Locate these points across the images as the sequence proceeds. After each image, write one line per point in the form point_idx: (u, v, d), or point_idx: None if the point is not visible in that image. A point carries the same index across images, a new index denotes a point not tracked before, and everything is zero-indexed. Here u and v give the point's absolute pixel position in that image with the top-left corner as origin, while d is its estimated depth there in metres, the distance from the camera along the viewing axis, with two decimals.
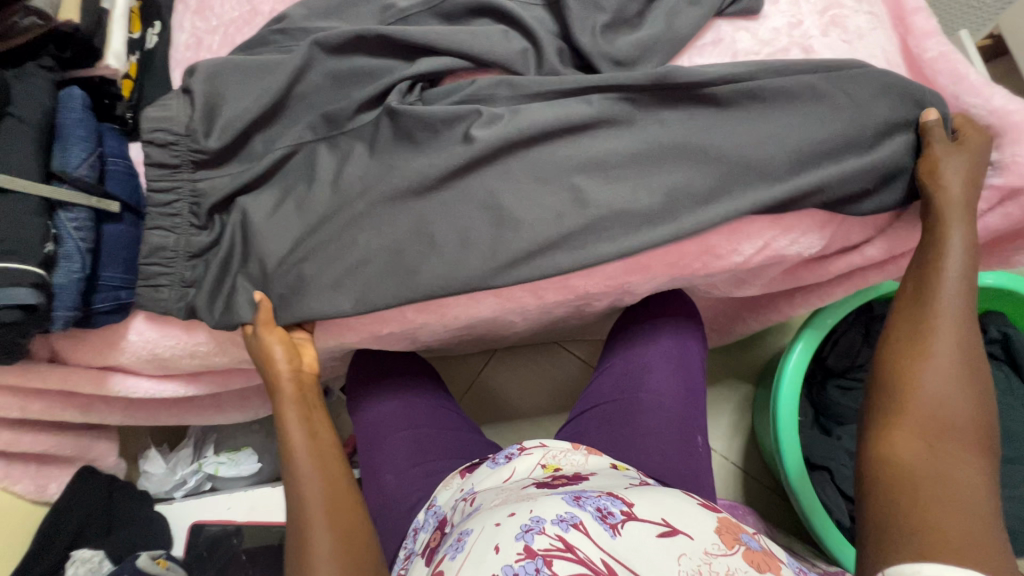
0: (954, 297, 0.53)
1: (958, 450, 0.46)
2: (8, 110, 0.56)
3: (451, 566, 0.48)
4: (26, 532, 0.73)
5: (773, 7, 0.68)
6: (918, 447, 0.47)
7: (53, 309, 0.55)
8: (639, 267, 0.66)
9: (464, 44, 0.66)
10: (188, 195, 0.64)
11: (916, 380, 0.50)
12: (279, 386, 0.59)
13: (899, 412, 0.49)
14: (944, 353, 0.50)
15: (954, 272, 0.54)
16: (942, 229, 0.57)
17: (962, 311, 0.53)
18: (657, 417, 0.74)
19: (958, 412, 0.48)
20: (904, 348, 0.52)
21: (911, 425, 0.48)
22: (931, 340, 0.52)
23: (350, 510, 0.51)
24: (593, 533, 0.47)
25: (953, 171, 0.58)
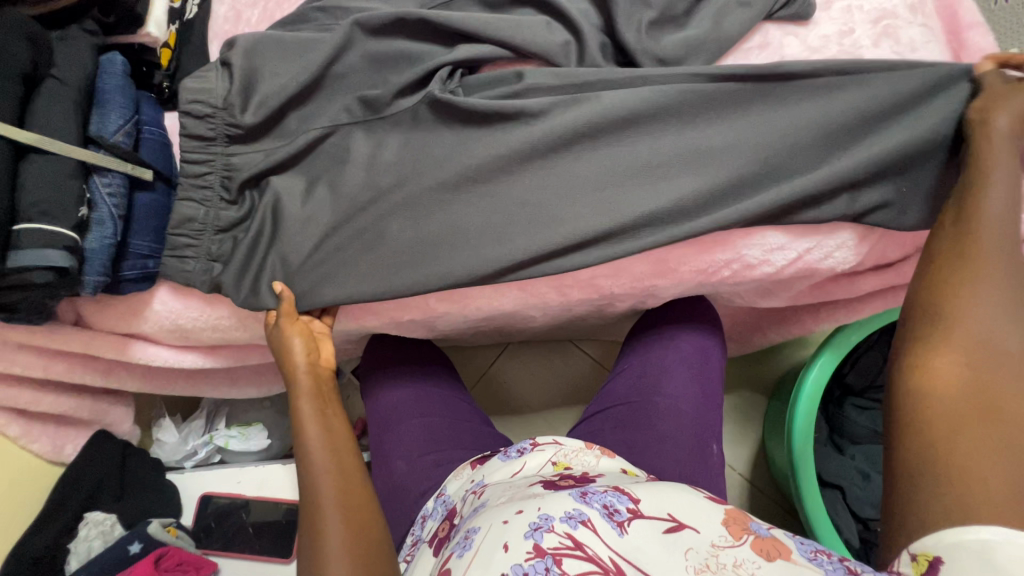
0: (1004, 219, 0.50)
1: (1012, 375, 0.42)
2: (50, 72, 0.56)
3: (460, 564, 0.47)
4: (43, 490, 0.75)
5: (824, 14, 0.66)
6: (961, 362, 0.44)
7: (83, 274, 0.55)
8: (667, 270, 0.65)
9: (506, 32, 0.65)
10: (221, 168, 0.64)
11: (962, 304, 0.46)
12: (295, 378, 0.59)
13: (940, 327, 0.46)
14: (993, 271, 0.47)
15: (999, 197, 0.51)
16: (989, 158, 0.54)
17: (1010, 229, 0.49)
18: (672, 422, 0.73)
19: (1011, 333, 0.44)
20: (948, 273, 0.49)
21: (957, 339, 0.45)
22: (977, 259, 0.48)
23: (362, 505, 0.50)
24: (601, 531, 0.46)
25: (1003, 109, 0.55)
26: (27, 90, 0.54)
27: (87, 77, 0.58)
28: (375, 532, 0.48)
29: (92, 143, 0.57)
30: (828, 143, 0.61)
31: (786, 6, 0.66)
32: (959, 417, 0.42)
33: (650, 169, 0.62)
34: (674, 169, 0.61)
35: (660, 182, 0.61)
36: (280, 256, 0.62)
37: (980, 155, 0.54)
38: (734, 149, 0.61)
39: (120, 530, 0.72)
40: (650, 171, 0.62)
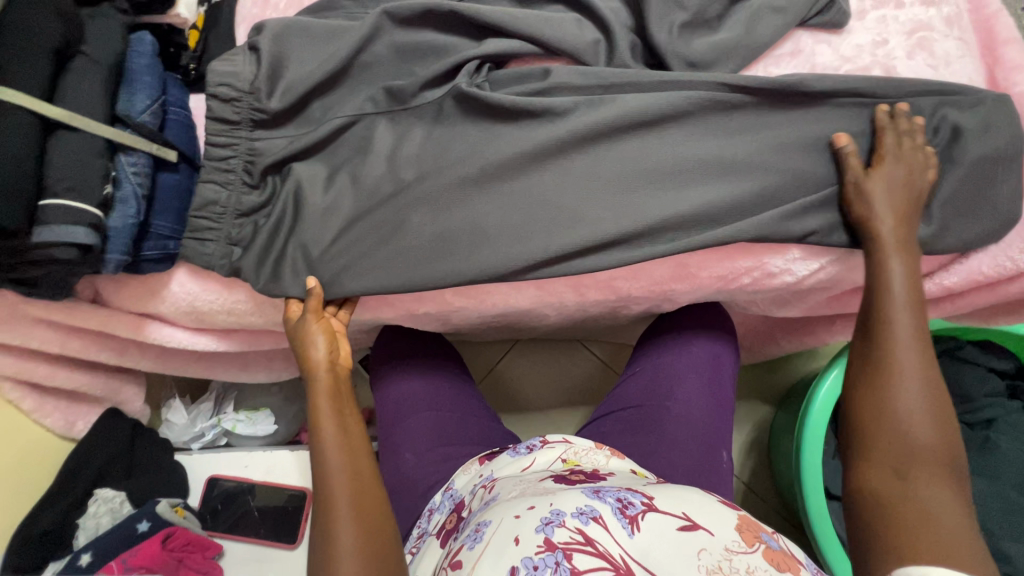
0: (907, 325, 0.54)
1: (925, 477, 0.45)
2: (80, 48, 0.55)
3: (470, 556, 0.48)
4: (53, 464, 0.75)
5: (858, 23, 0.65)
6: (888, 477, 0.46)
7: (106, 252, 0.55)
8: (685, 275, 0.65)
9: (536, 28, 0.64)
10: (245, 153, 0.64)
11: (881, 415, 0.49)
12: (314, 375, 0.58)
13: (866, 440, 0.49)
14: (897, 373, 0.51)
15: (899, 298, 0.55)
16: (885, 258, 0.57)
17: (911, 330, 0.53)
18: (684, 426, 0.73)
19: (920, 437, 0.47)
20: (860, 381, 0.53)
21: (879, 456, 0.48)
22: (889, 367, 0.52)
23: (373, 506, 0.49)
24: (612, 528, 0.46)
25: (878, 196, 0.58)
26: (57, 66, 0.53)
27: (118, 55, 0.57)
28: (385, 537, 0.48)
29: (119, 122, 0.57)
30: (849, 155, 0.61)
31: (821, 14, 0.65)
32: (896, 527, 0.42)
33: (677, 171, 0.61)
34: (700, 173, 0.61)
35: (685, 187, 0.61)
36: (300, 244, 0.62)
37: (875, 254, 0.58)
38: (761, 158, 0.61)
39: (128, 509, 0.72)
40: (677, 174, 0.61)
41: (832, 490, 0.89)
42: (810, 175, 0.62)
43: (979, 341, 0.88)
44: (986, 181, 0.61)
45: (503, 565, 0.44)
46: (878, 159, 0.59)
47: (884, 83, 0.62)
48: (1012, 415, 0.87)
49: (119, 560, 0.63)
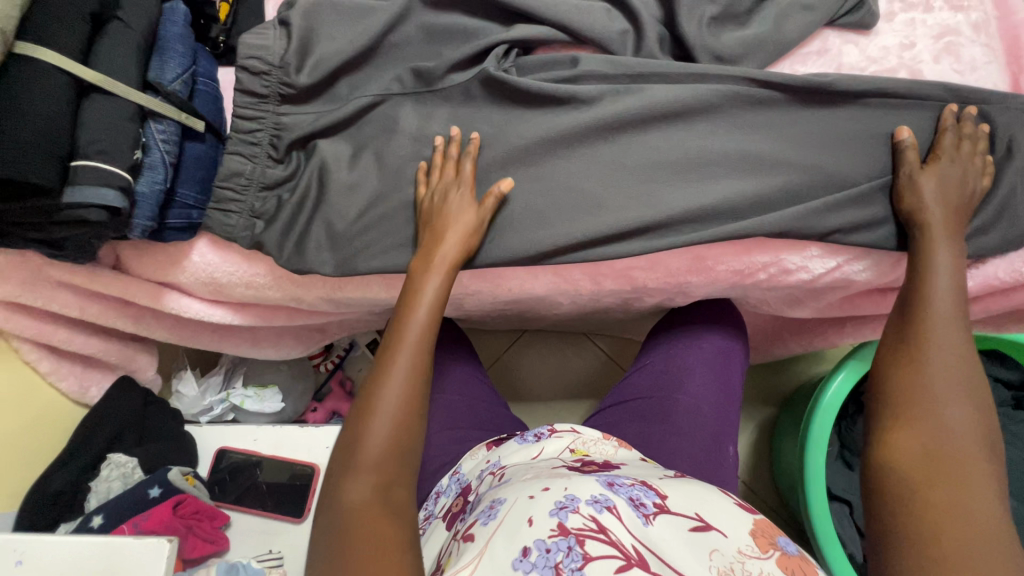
0: (948, 313, 0.55)
1: (962, 459, 0.46)
2: (116, 14, 0.55)
3: (484, 531, 0.48)
4: (66, 428, 0.75)
5: (885, 25, 0.66)
6: (918, 452, 0.48)
7: (133, 216, 0.55)
8: (703, 268, 0.65)
9: (565, 16, 0.65)
10: (271, 127, 0.64)
11: (917, 397, 0.51)
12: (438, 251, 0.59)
13: (897, 417, 0.51)
14: (936, 358, 0.53)
15: (942, 285, 0.57)
16: (931, 244, 0.58)
17: (954, 319, 0.55)
18: (692, 419, 0.74)
19: (956, 420, 0.49)
20: (899, 361, 0.55)
21: (913, 431, 0.49)
22: (925, 357, 0.53)
23: (418, 406, 0.51)
24: (625, 518, 0.46)
25: (930, 187, 0.59)
26: (93, 30, 0.54)
27: (152, 23, 0.58)
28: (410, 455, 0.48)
29: (150, 89, 0.57)
30: (867, 159, 0.63)
31: (849, 14, 0.65)
32: (921, 500, 0.45)
33: (696, 165, 0.63)
34: (720, 168, 0.63)
35: (704, 182, 0.63)
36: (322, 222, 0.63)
37: (923, 242, 0.59)
38: (782, 155, 0.62)
39: (140, 475, 0.71)
40: (694, 168, 0.63)
41: (835, 493, 0.90)
42: (830, 174, 0.62)
43: (989, 351, 0.89)
44: (1002, 188, 0.62)
45: (516, 544, 0.45)
46: (936, 156, 0.60)
47: (906, 87, 0.62)
48: (1017, 426, 0.87)
49: (131, 524, 0.64)
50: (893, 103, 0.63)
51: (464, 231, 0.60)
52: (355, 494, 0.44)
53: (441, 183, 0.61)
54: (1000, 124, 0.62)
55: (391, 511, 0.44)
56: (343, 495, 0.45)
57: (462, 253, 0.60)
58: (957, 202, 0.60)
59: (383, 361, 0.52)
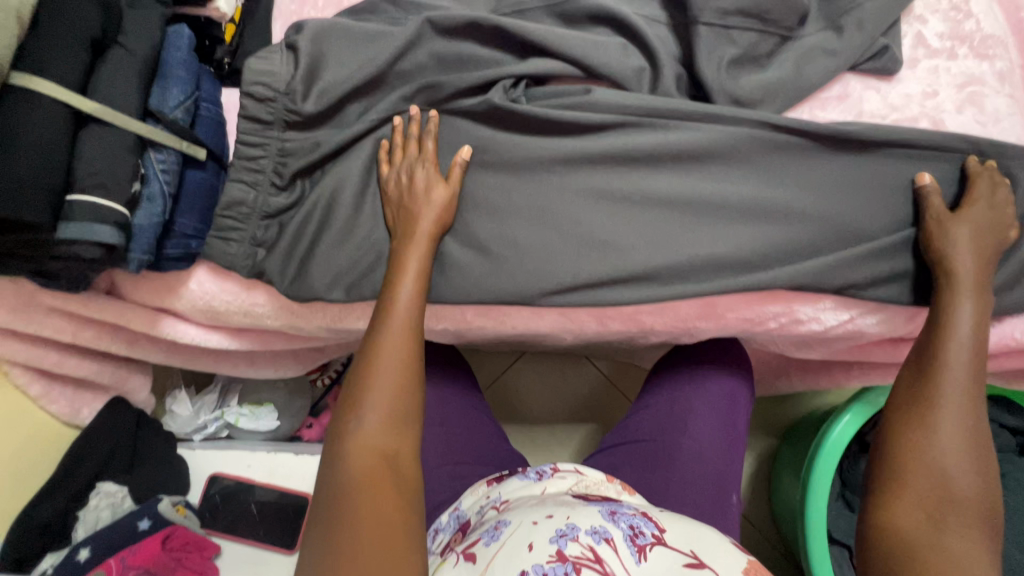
0: (963, 371, 0.55)
1: (958, 524, 0.49)
2: (118, 39, 0.53)
3: (485, 553, 0.50)
4: (56, 451, 0.74)
5: (908, 71, 0.64)
6: (918, 518, 0.50)
7: (128, 250, 0.54)
8: (714, 316, 0.64)
9: (581, 51, 0.63)
10: (275, 153, 0.62)
11: (922, 456, 0.52)
12: (417, 216, 0.60)
13: (901, 478, 0.53)
14: (946, 420, 0.53)
15: (963, 339, 0.56)
16: (954, 295, 0.57)
17: (968, 379, 0.55)
18: (696, 466, 0.73)
19: (956, 484, 0.51)
20: (911, 418, 0.55)
21: (913, 492, 0.51)
22: (937, 418, 0.53)
23: (408, 376, 0.54)
24: (622, 552, 0.47)
25: (960, 237, 0.57)
26: (93, 56, 0.52)
27: (155, 48, 0.55)
28: (409, 426, 0.53)
29: (151, 117, 0.55)
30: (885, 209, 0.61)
31: (872, 60, 0.63)
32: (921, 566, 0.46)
33: (708, 209, 0.61)
34: (733, 214, 0.61)
35: (717, 228, 0.61)
36: (324, 254, 0.62)
37: (947, 293, 0.57)
38: (799, 203, 0.61)
39: (129, 504, 0.71)
40: (707, 213, 0.62)
41: (836, 535, 0.88)
42: (846, 225, 0.61)
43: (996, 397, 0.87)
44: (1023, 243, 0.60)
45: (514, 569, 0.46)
46: (970, 203, 0.59)
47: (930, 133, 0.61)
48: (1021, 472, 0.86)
49: (119, 559, 0.63)
50: (915, 154, 0.61)
51: (437, 207, 0.61)
52: (358, 463, 0.49)
53: (404, 161, 0.62)
54: (1021, 179, 0.61)
55: (394, 478, 0.49)
56: (346, 465, 0.49)
57: (440, 227, 0.61)
58: (985, 252, 0.58)
59: (374, 340, 0.56)
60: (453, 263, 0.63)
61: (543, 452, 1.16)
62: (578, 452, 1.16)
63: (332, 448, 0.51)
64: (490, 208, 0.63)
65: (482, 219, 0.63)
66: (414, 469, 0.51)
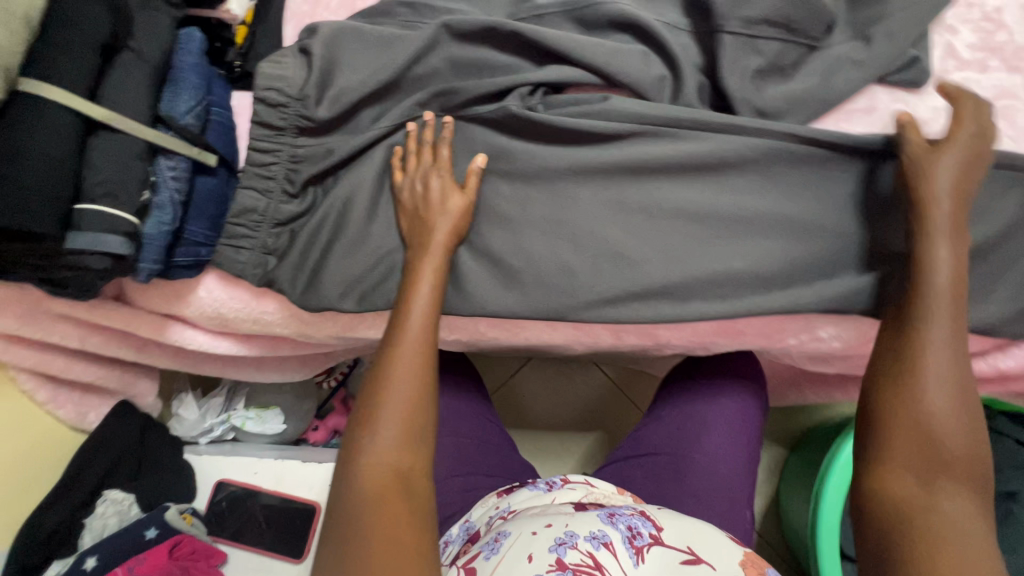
0: (945, 317, 0.50)
1: (951, 487, 0.45)
2: (127, 43, 0.52)
3: (486, 566, 0.50)
4: (62, 456, 0.73)
5: (937, 84, 0.62)
6: (911, 484, 0.46)
7: (138, 260, 0.53)
8: (732, 331, 0.64)
9: (601, 58, 0.61)
10: (287, 160, 0.61)
11: (907, 416, 0.48)
12: (431, 225, 0.59)
13: (889, 446, 0.48)
14: (932, 374, 0.49)
15: (943, 283, 0.51)
16: (931, 239, 0.52)
17: (953, 326, 0.50)
18: (709, 482, 0.72)
19: (949, 443, 0.47)
20: (894, 378, 0.50)
21: (907, 458, 0.47)
22: (920, 374, 0.49)
23: (422, 394, 0.53)
24: (620, 556, 0.48)
25: (942, 175, 0.52)
26: (102, 61, 0.50)
27: (165, 52, 0.54)
28: (422, 442, 0.52)
29: (161, 123, 0.54)
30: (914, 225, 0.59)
31: (900, 72, 0.62)
32: (922, 545, 0.43)
33: (729, 223, 0.60)
34: (753, 228, 0.60)
35: (737, 242, 0.60)
36: (336, 264, 0.61)
37: (923, 237, 0.52)
38: (821, 219, 0.59)
39: (136, 512, 0.72)
40: (728, 227, 0.60)
41: (845, 551, 0.87)
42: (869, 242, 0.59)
43: (1010, 412, 0.87)
44: None
45: None
46: (954, 132, 0.54)
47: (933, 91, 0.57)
48: None
49: (126, 567, 0.63)
50: None
51: (451, 216, 0.59)
52: (370, 483, 0.48)
53: (419, 168, 0.61)
54: None
55: (407, 497, 0.48)
56: (358, 484, 0.48)
57: (455, 237, 0.60)
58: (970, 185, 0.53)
59: (388, 355, 0.55)
60: (467, 274, 0.62)
61: (549, 458, 1.15)
62: (585, 458, 1.15)
63: (344, 465, 0.50)
64: (504, 218, 0.62)
65: (496, 230, 0.62)
66: (427, 487, 0.50)
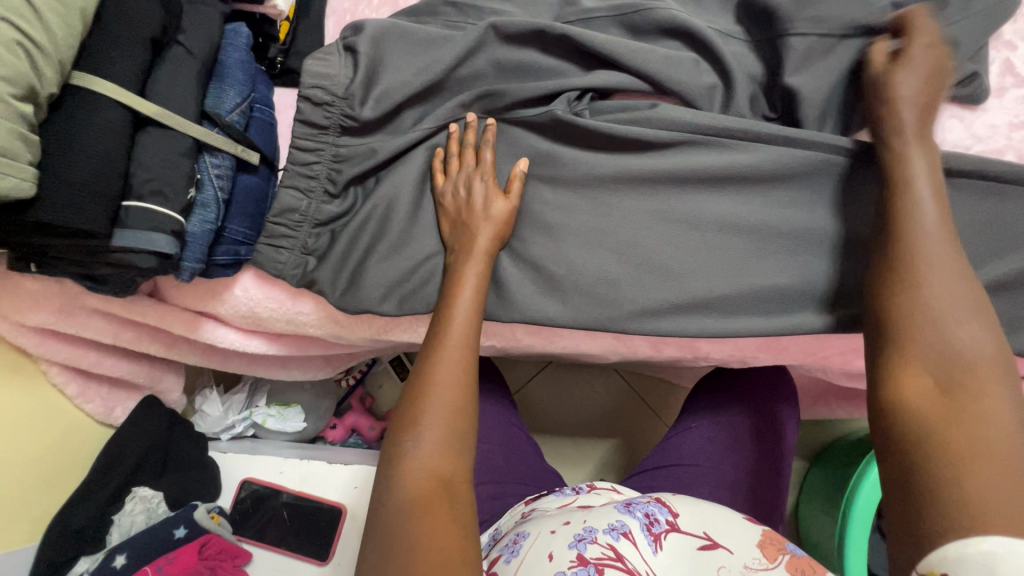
0: (933, 209, 0.46)
1: (971, 385, 0.40)
2: (177, 38, 0.51)
3: (507, 569, 0.49)
4: (90, 450, 0.73)
5: (995, 100, 0.61)
6: (929, 389, 0.41)
7: (182, 258, 0.52)
8: (774, 346, 0.63)
9: (652, 65, 0.60)
10: (329, 159, 0.60)
11: (910, 319, 0.43)
12: (474, 229, 0.58)
13: (904, 349, 0.43)
14: (931, 271, 0.44)
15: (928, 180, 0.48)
16: (906, 144, 0.50)
17: (942, 218, 0.46)
18: (741, 495, 0.72)
19: (961, 339, 0.41)
20: (889, 282, 0.46)
21: (920, 364, 0.42)
22: (915, 273, 0.44)
23: (464, 403, 0.52)
24: (640, 544, 0.48)
25: (909, 78, 0.51)
26: (152, 56, 0.50)
27: (212, 48, 0.53)
28: (465, 448, 0.51)
29: (206, 119, 0.53)
30: (970, 246, 0.58)
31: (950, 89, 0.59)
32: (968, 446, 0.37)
33: (776, 237, 0.59)
34: (800, 242, 0.59)
35: (783, 256, 0.59)
36: (377, 266, 0.60)
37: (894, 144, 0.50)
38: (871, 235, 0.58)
39: (164, 510, 0.70)
40: (776, 240, 0.59)
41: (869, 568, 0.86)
42: None
43: None
44: None
45: None
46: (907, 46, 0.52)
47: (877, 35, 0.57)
48: None
49: (155, 566, 0.63)
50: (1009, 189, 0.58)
51: (494, 221, 0.58)
52: (416, 489, 0.47)
53: (461, 172, 0.60)
54: None
55: (450, 502, 0.47)
56: (403, 489, 0.47)
57: (497, 243, 0.59)
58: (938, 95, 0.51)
59: (430, 360, 0.53)
60: (509, 281, 0.61)
61: (566, 463, 1.15)
62: (602, 465, 1.14)
63: (385, 471, 0.49)
64: (547, 226, 0.61)
65: (539, 236, 0.61)
66: (469, 493, 0.49)
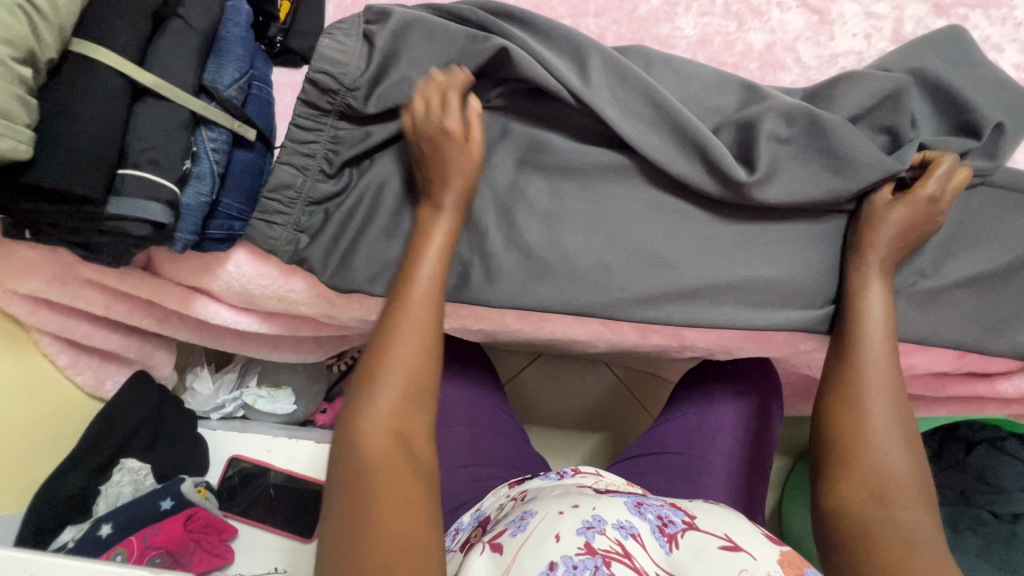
0: (879, 345, 0.53)
1: (906, 502, 0.46)
2: (177, 11, 0.51)
3: (511, 544, 0.48)
4: (78, 422, 0.73)
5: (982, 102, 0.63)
6: (865, 502, 0.47)
7: (176, 229, 0.52)
8: (758, 338, 0.64)
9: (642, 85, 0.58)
10: (327, 140, 0.60)
11: (857, 438, 0.50)
12: (443, 187, 0.55)
13: (846, 469, 0.49)
14: (872, 400, 0.51)
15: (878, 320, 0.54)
16: (865, 278, 0.57)
17: (887, 360, 0.53)
18: (723, 487, 0.72)
19: (892, 464, 0.48)
20: (834, 402, 0.52)
21: (859, 477, 0.48)
22: (859, 395, 0.51)
23: (426, 361, 0.49)
24: (649, 546, 0.47)
25: (893, 221, 0.56)
26: (152, 28, 0.50)
27: (213, 24, 0.53)
28: (424, 402, 0.48)
29: (204, 92, 0.53)
30: (949, 243, 0.59)
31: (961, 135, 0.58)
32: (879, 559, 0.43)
33: (762, 229, 0.60)
34: (784, 235, 0.60)
35: (768, 249, 0.60)
36: (368, 246, 0.61)
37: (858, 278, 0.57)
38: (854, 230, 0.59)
39: (151, 482, 0.71)
40: (761, 233, 0.60)
41: None
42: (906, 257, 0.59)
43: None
44: None
45: (542, 559, 0.45)
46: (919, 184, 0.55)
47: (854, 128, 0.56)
48: None
49: (141, 536, 0.65)
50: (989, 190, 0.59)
51: None
52: (374, 447, 0.45)
53: (431, 117, 0.56)
54: None
55: (408, 455, 0.45)
56: (363, 448, 0.45)
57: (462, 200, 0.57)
58: (927, 227, 0.56)
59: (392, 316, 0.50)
60: (499, 264, 0.61)
61: (552, 453, 1.16)
62: (590, 457, 1.15)
63: (342, 430, 0.46)
64: (541, 212, 0.61)
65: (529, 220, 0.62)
66: (428, 447, 0.47)
